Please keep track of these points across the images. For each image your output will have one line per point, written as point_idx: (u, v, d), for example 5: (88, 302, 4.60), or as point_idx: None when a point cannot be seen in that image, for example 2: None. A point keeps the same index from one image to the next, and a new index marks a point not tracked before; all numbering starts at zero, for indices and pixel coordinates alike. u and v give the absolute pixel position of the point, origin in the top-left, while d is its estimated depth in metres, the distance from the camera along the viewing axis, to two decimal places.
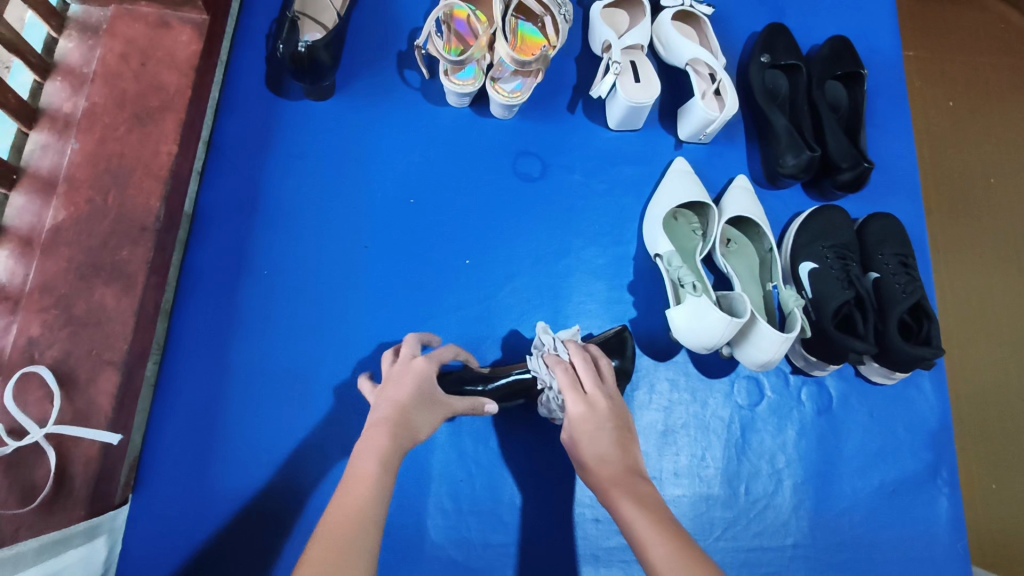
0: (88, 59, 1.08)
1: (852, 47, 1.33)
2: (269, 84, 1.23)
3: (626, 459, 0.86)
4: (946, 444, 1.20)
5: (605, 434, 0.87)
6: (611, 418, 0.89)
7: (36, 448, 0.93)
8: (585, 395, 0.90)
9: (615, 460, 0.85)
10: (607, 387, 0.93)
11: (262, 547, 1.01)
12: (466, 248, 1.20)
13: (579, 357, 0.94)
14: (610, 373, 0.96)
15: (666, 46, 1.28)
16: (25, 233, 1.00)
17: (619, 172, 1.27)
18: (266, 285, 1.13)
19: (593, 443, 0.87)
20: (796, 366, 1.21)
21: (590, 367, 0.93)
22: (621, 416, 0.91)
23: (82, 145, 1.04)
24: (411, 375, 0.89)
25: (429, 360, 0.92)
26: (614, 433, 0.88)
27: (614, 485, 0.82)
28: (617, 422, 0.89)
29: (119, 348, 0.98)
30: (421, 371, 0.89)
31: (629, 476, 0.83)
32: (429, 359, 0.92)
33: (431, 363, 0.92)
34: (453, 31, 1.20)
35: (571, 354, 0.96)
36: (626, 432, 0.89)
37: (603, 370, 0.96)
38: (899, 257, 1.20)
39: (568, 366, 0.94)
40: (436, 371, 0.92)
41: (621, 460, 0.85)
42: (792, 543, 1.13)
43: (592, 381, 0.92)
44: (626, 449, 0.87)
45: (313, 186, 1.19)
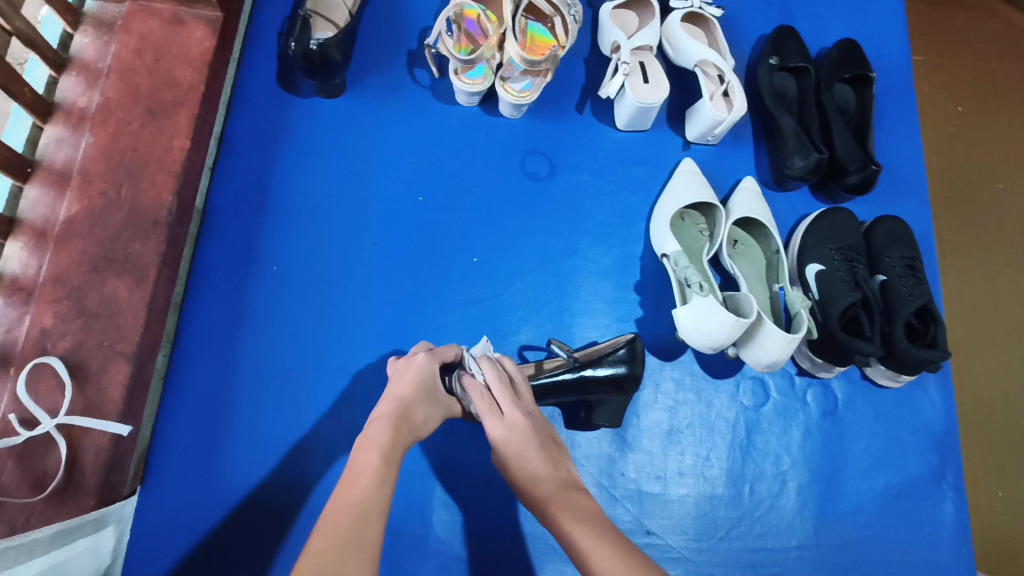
0: (102, 54, 1.10)
1: (860, 50, 1.34)
2: (281, 81, 1.24)
3: (559, 473, 0.87)
4: (952, 447, 1.20)
5: (532, 451, 0.87)
6: (532, 432, 0.89)
7: (47, 437, 0.94)
8: (503, 417, 0.89)
9: (547, 478, 0.86)
10: (523, 403, 0.93)
11: (268, 540, 1.02)
12: (474, 246, 1.20)
13: (493, 376, 0.93)
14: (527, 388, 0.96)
15: (675, 47, 1.29)
16: (39, 225, 1.01)
17: (627, 172, 1.28)
18: (275, 280, 1.14)
19: (520, 465, 0.87)
20: (802, 368, 1.21)
21: (505, 386, 0.92)
22: (543, 429, 0.91)
23: (96, 139, 1.05)
24: (412, 371, 0.91)
25: (429, 357, 0.95)
26: (541, 450, 0.88)
27: (552, 500, 0.84)
28: (540, 437, 0.90)
29: (130, 340, 0.98)
30: (421, 366, 0.91)
31: (566, 490, 0.85)
32: (428, 355, 0.95)
33: (431, 360, 0.94)
34: (463, 30, 1.21)
35: (485, 374, 0.94)
36: (553, 446, 0.90)
37: (519, 386, 0.95)
38: (906, 259, 1.20)
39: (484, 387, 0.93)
40: (435, 367, 0.94)
41: (552, 474, 0.87)
42: (796, 545, 1.13)
43: (509, 402, 0.91)
44: (554, 461, 0.88)
45: (322, 181, 1.20)
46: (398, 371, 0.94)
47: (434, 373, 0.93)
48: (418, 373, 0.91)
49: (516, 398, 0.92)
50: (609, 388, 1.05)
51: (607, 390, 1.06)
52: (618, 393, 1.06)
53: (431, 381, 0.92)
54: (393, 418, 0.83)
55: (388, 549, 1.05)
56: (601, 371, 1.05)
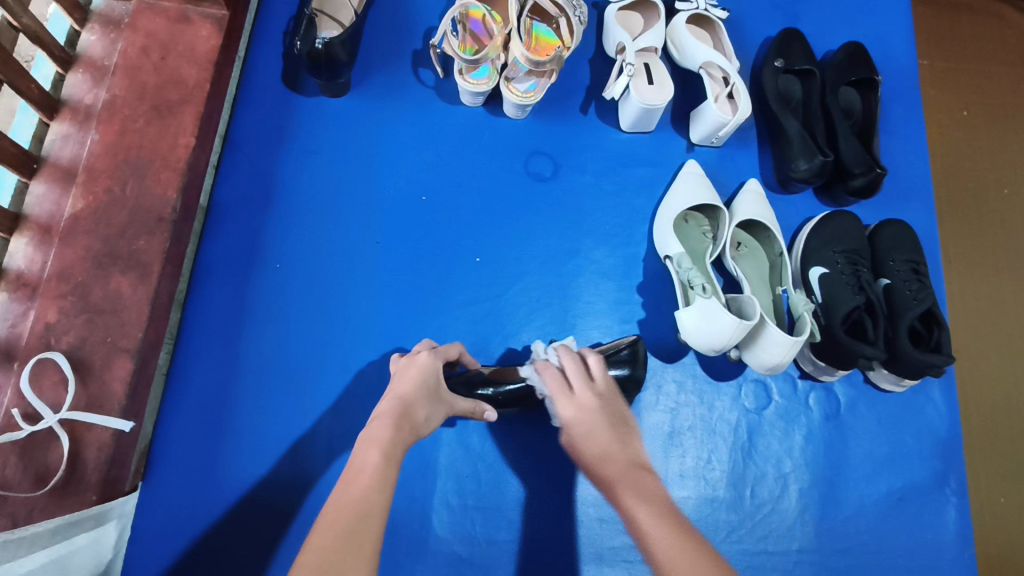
0: (109, 52, 1.10)
1: (867, 54, 1.33)
2: (285, 80, 1.24)
3: (627, 451, 0.88)
4: (955, 452, 1.20)
5: (601, 430, 0.89)
6: (602, 414, 0.92)
7: (50, 432, 0.94)
8: (572, 396, 0.94)
9: (617, 457, 0.86)
10: (596, 385, 0.96)
11: (268, 538, 1.02)
12: (476, 246, 1.20)
13: (568, 360, 0.98)
14: (598, 373, 0.97)
15: (680, 50, 1.28)
16: (44, 220, 1.01)
17: (631, 173, 1.28)
18: (278, 278, 1.14)
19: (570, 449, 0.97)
20: (804, 371, 1.21)
21: (578, 369, 0.97)
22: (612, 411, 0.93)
23: (102, 136, 1.06)
24: (414, 369, 0.91)
25: (432, 357, 0.95)
26: (609, 430, 0.90)
27: None
28: (611, 419, 0.92)
29: (133, 336, 0.99)
30: (423, 365, 0.91)
31: (634, 470, 0.84)
32: (432, 354, 0.95)
33: (434, 359, 0.95)
34: (468, 31, 1.21)
35: (560, 358, 1.00)
36: (622, 426, 0.91)
37: (592, 367, 0.98)
38: (910, 263, 1.20)
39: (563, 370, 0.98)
40: (439, 366, 0.94)
41: (626, 454, 0.86)
42: (797, 548, 1.12)
43: (580, 381, 0.95)
44: (623, 440, 0.89)
45: (326, 180, 1.20)
46: (401, 369, 0.94)
47: (437, 372, 0.93)
48: (421, 372, 0.91)
49: (589, 380, 0.96)
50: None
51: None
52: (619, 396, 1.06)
53: (434, 379, 0.92)
54: (396, 416, 0.83)
55: (387, 547, 1.05)
56: None
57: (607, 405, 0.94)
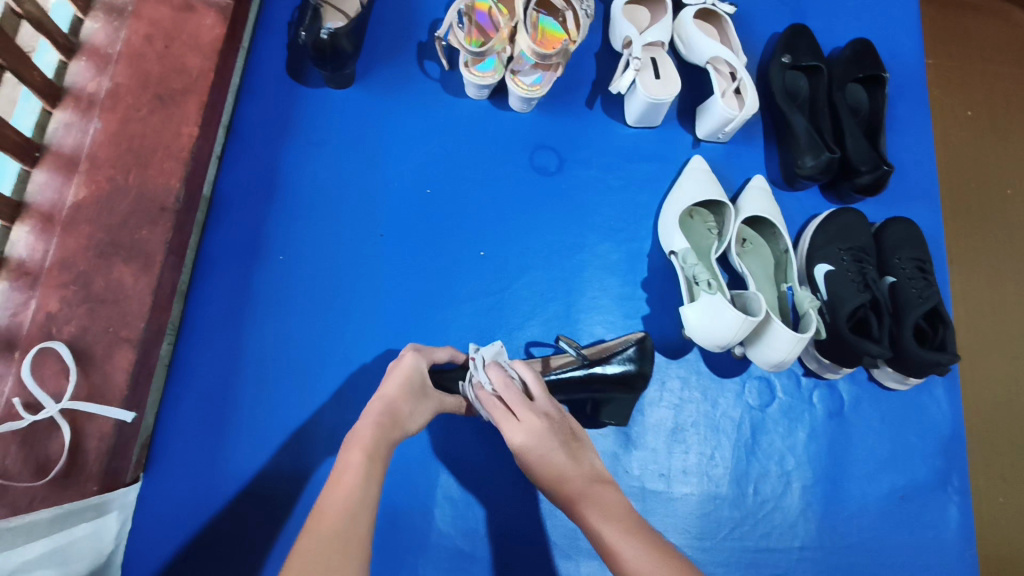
0: (112, 39, 1.09)
1: (874, 51, 1.33)
2: (289, 70, 1.23)
3: None
4: (957, 452, 1.20)
5: (556, 452, 0.83)
6: (552, 433, 0.84)
7: (51, 422, 0.93)
8: (519, 422, 0.85)
9: (572, 475, 0.83)
10: (539, 404, 0.88)
11: (269, 530, 1.02)
12: (480, 240, 1.20)
13: (498, 380, 0.90)
14: (542, 390, 0.90)
15: (687, 44, 1.28)
16: (46, 209, 1.00)
17: (636, 168, 1.27)
18: (281, 270, 1.13)
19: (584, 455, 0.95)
20: (808, 368, 1.20)
21: (513, 390, 0.88)
22: (561, 425, 0.87)
23: (104, 124, 1.04)
24: (400, 371, 0.91)
25: (416, 356, 0.94)
26: (562, 449, 0.84)
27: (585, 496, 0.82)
28: (558, 435, 0.85)
29: (136, 326, 0.98)
30: (408, 367, 0.91)
31: None
32: (416, 355, 0.94)
33: (419, 360, 0.94)
34: (474, 23, 1.20)
35: (491, 379, 0.91)
36: (574, 441, 0.86)
37: (531, 385, 0.89)
38: (915, 261, 1.19)
39: (516, 383, 0.90)
40: (423, 366, 0.93)
41: None
42: (799, 545, 1.12)
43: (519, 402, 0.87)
44: (575, 455, 0.85)
45: (331, 172, 1.19)
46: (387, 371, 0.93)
47: (422, 373, 0.92)
48: (406, 372, 0.91)
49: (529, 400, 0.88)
50: (617, 386, 1.04)
51: (615, 387, 1.04)
52: (625, 392, 1.05)
53: (419, 380, 0.91)
54: (379, 418, 0.82)
55: (386, 542, 1.04)
56: (609, 369, 1.04)
57: (542, 426, 0.84)
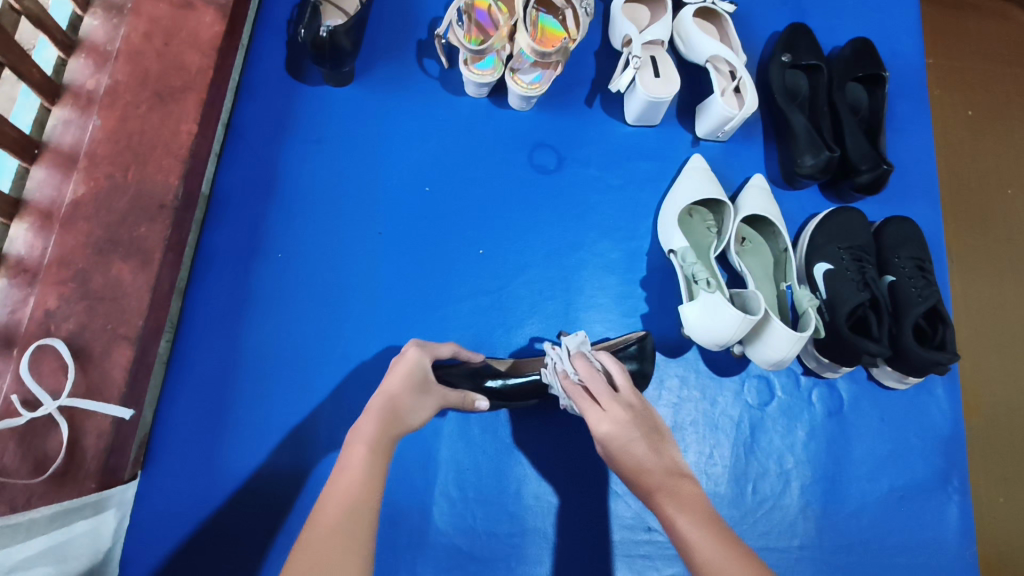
0: (112, 36, 1.08)
1: (874, 50, 1.33)
2: (289, 68, 1.23)
3: None
4: (957, 451, 1.19)
5: (637, 442, 0.79)
6: (635, 424, 0.80)
7: (49, 419, 0.92)
8: (601, 411, 0.81)
9: (652, 467, 0.77)
10: (623, 395, 0.84)
11: (267, 528, 1.02)
12: (479, 238, 1.20)
13: (583, 369, 0.88)
14: (625, 380, 0.86)
15: (686, 43, 1.28)
16: (45, 206, 1.00)
17: (636, 166, 1.27)
18: (279, 268, 1.13)
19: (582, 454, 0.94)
20: (807, 367, 1.20)
21: (598, 379, 0.85)
22: (649, 418, 0.82)
23: (104, 122, 1.04)
24: (403, 365, 0.90)
25: (420, 351, 0.93)
26: (644, 440, 0.79)
27: None
28: (643, 426, 0.81)
29: (134, 323, 0.98)
30: (413, 361, 0.89)
31: None
32: (420, 350, 0.93)
33: (423, 355, 0.93)
34: (473, 21, 1.20)
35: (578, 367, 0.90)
36: (656, 433, 0.81)
37: (614, 374, 0.86)
38: (915, 260, 1.19)
39: (600, 374, 0.86)
40: (427, 360, 0.92)
41: None
42: (798, 544, 1.12)
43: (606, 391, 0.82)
44: (658, 450, 0.79)
45: (330, 170, 1.19)
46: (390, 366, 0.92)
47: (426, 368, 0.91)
48: (409, 367, 0.89)
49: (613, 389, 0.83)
50: None
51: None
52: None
53: (423, 374, 0.90)
54: (380, 414, 0.82)
55: (384, 541, 1.04)
56: None
57: (623, 416, 0.80)
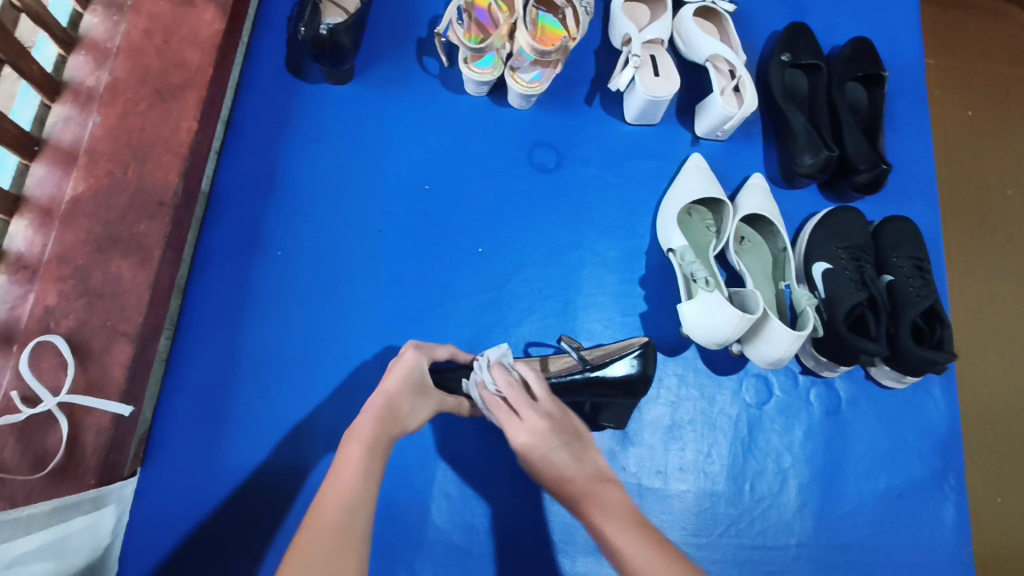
0: (112, 34, 1.08)
1: (874, 49, 1.33)
2: (289, 65, 1.23)
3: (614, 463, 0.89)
4: (954, 451, 1.20)
5: (557, 452, 0.85)
6: (556, 432, 0.86)
7: (48, 415, 0.92)
8: (521, 422, 0.87)
9: None
10: (542, 404, 0.90)
11: (267, 525, 1.02)
12: (479, 236, 1.20)
13: (504, 383, 0.92)
14: (544, 390, 0.92)
15: (686, 42, 1.28)
16: (45, 202, 1.00)
17: (635, 165, 1.27)
18: (279, 265, 1.14)
19: None
20: (805, 366, 1.20)
21: (516, 390, 0.91)
22: (565, 425, 0.89)
23: (104, 119, 1.04)
24: (402, 367, 0.90)
25: (418, 353, 0.93)
26: None
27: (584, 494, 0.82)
28: (562, 434, 0.87)
29: (134, 320, 0.98)
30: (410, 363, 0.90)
31: None
32: (417, 352, 0.93)
33: (421, 357, 0.93)
34: (473, 19, 1.20)
35: (497, 381, 0.92)
36: (575, 442, 0.87)
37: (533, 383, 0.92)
38: (913, 260, 1.19)
39: (518, 385, 0.92)
40: (424, 363, 0.93)
41: (612, 461, 0.88)
42: (795, 543, 1.12)
43: (523, 400, 0.89)
44: (578, 456, 0.86)
45: (330, 168, 1.19)
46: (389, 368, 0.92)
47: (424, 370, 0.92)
48: (408, 370, 0.90)
49: (533, 400, 0.90)
50: (620, 390, 1.04)
51: (617, 391, 1.04)
52: (627, 396, 1.05)
53: (421, 375, 0.91)
54: (383, 410, 0.81)
55: (383, 538, 1.05)
56: (613, 373, 1.03)
57: (546, 426, 0.86)
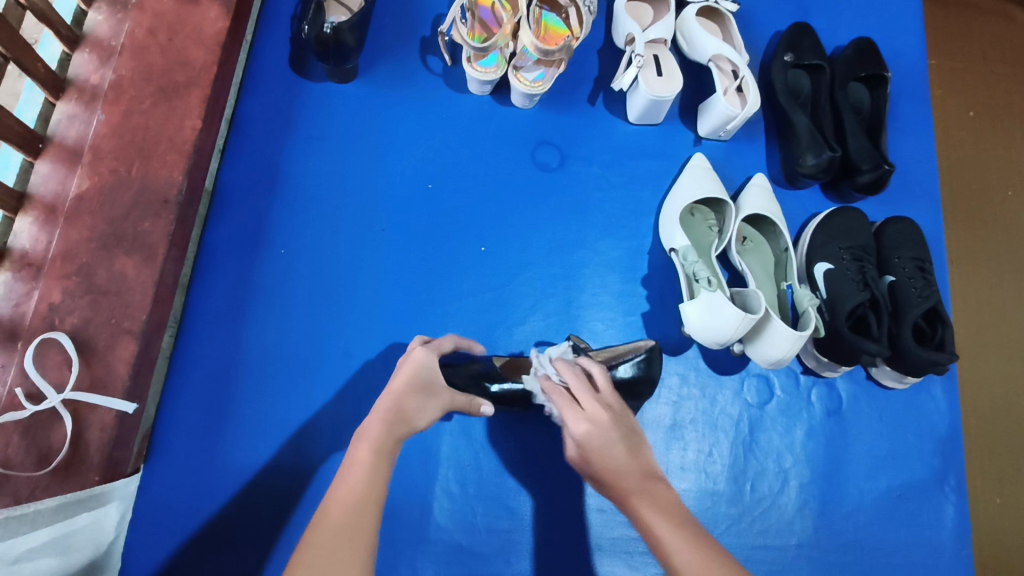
0: (116, 31, 1.09)
1: (877, 50, 1.33)
2: (292, 64, 1.23)
3: None
4: (955, 451, 1.20)
5: None
6: (614, 424, 0.83)
7: (52, 412, 0.92)
8: (582, 412, 0.84)
9: None
10: (604, 396, 0.88)
11: (270, 523, 1.03)
12: (481, 235, 1.20)
13: (569, 376, 0.89)
14: (606, 382, 0.90)
15: (689, 42, 1.28)
16: (50, 200, 1.00)
17: (637, 165, 1.27)
18: (282, 263, 1.14)
19: None
20: (807, 367, 1.21)
21: (580, 381, 0.88)
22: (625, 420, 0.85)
23: (108, 116, 1.04)
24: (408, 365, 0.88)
25: (427, 351, 0.90)
26: None
27: None
28: (622, 427, 0.83)
29: (138, 318, 0.98)
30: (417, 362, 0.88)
31: None
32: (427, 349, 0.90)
33: (429, 354, 0.90)
34: (477, 18, 1.20)
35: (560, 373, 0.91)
36: (636, 438, 0.83)
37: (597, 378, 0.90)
38: (915, 261, 1.20)
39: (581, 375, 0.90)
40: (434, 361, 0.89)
41: None
42: (796, 542, 1.13)
43: (587, 394, 0.85)
44: (635, 453, 0.82)
45: (333, 167, 1.19)
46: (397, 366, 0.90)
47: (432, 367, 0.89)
48: (415, 368, 0.87)
49: (594, 392, 0.87)
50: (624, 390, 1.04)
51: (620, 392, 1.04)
52: (631, 397, 1.06)
53: (429, 373, 0.88)
54: (387, 408, 0.82)
55: (384, 536, 1.05)
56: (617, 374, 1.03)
57: (608, 420, 0.83)
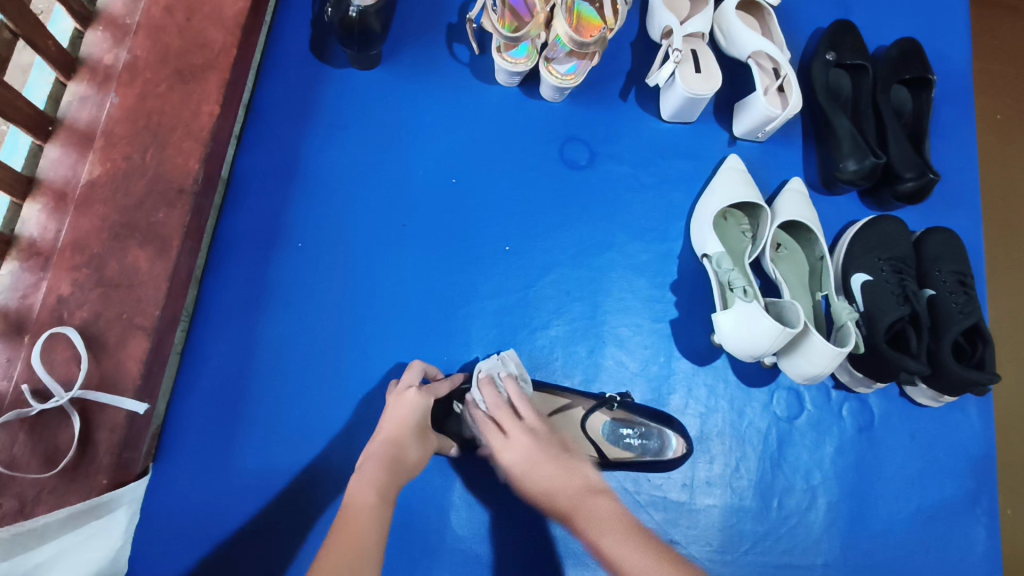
0: (131, 9, 1.03)
1: (922, 51, 1.26)
2: (313, 48, 1.18)
3: None
4: (989, 472, 1.16)
5: None
6: (541, 448, 0.88)
7: (61, 411, 0.89)
8: (510, 442, 0.89)
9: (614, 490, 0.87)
10: (525, 418, 0.91)
11: (284, 526, 1.00)
12: (506, 234, 1.15)
13: (492, 402, 0.93)
14: (525, 404, 0.93)
15: (727, 36, 1.22)
16: (59, 185, 0.95)
17: (669, 165, 1.22)
18: (298, 258, 1.09)
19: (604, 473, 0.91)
20: (839, 381, 1.16)
21: (503, 408, 0.92)
22: (551, 439, 0.90)
23: (121, 99, 0.99)
24: (404, 409, 0.92)
25: (423, 394, 0.94)
26: None
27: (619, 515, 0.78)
28: (551, 449, 0.88)
29: (150, 313, 0.94)
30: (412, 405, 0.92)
31: None
32: (421, 393, 0.94)
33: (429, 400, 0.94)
34: (507, 6, 1.13)
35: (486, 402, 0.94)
36: (563, 453, 0.88)
37: (518, 404, 0.93)
38: (957, 275, 1.15)
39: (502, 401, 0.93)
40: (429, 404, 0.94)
41: None
42: (822, 563, 1.09)
43: (510, 420, 0.90)
44: (569, 467, 0.87)
45: (352, 158, 1.14)
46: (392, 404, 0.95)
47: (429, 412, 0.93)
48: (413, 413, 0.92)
49: (517, 415, 0.91)
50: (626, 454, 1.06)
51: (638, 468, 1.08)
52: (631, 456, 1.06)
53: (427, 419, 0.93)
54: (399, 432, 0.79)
55: (401, 544, 1.02)
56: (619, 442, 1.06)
57: (535, 445, 0.88)
